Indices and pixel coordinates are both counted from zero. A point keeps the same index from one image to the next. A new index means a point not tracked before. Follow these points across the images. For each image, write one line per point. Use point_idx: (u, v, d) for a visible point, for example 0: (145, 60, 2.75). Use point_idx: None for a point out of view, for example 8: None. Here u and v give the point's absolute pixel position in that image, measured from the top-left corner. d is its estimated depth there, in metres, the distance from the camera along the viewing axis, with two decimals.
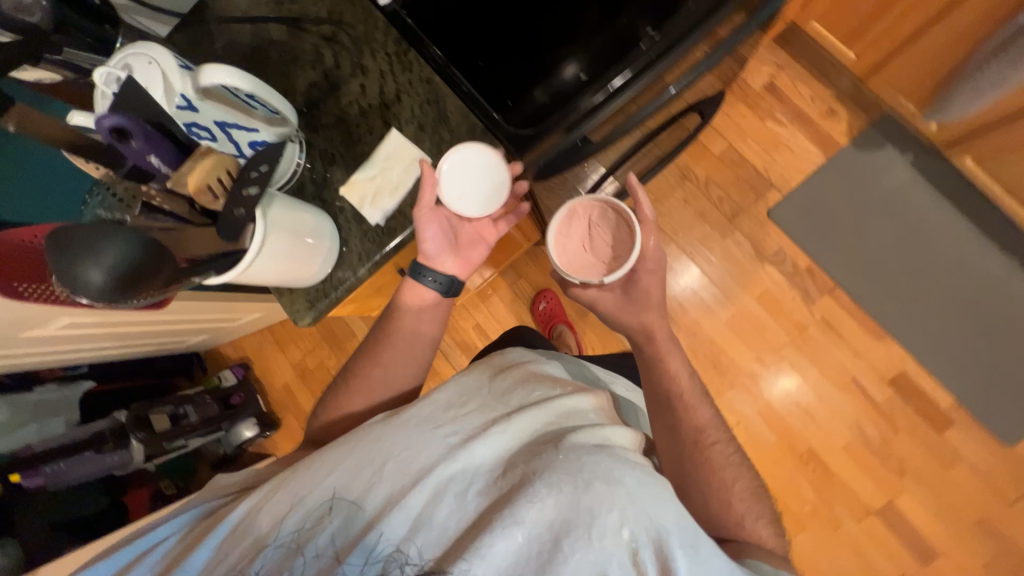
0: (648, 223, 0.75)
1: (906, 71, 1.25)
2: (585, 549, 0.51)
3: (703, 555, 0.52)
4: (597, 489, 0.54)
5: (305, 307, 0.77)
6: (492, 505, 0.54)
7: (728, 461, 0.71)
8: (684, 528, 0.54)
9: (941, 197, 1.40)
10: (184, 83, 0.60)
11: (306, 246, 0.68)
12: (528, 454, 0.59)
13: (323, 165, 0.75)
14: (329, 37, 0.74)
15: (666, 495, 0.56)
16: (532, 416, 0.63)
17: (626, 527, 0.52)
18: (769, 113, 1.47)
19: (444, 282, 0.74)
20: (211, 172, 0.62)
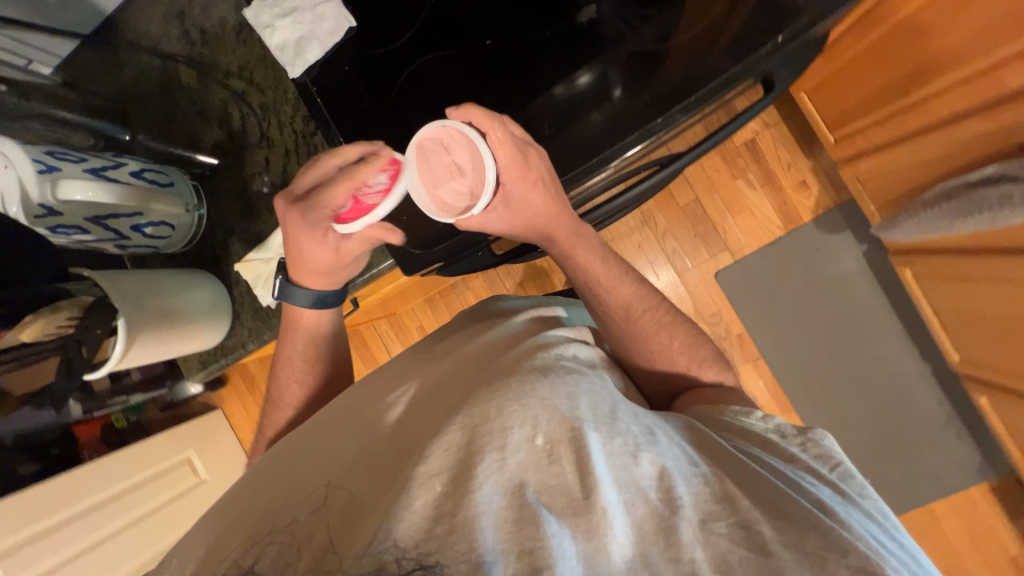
0: (492, 127, 0.53)
1: (877, 176, 1.07)
2: (503, 472, 0.40)
3: (618, 432, 0.45)
4: (502, 401, 0.45)
5: (197, 367, 0.79)
6: (407, 449, 0.46)
7: (659, 318, 0.66)
8: (599, 410, 0.46)
9: (880, 291, 1.32)
10: (40, 191, 0.50)
11: (193, 320, 0.68)
12: (445, 396, 0.50)
13: (223, 235, 0.72)
14: (239, 95, 0.68)
15: (580, 384, 0.49)
16: (461, 355, 0.58)
17: (531, 430, 0.43)
18: (744, 172, 1.32)
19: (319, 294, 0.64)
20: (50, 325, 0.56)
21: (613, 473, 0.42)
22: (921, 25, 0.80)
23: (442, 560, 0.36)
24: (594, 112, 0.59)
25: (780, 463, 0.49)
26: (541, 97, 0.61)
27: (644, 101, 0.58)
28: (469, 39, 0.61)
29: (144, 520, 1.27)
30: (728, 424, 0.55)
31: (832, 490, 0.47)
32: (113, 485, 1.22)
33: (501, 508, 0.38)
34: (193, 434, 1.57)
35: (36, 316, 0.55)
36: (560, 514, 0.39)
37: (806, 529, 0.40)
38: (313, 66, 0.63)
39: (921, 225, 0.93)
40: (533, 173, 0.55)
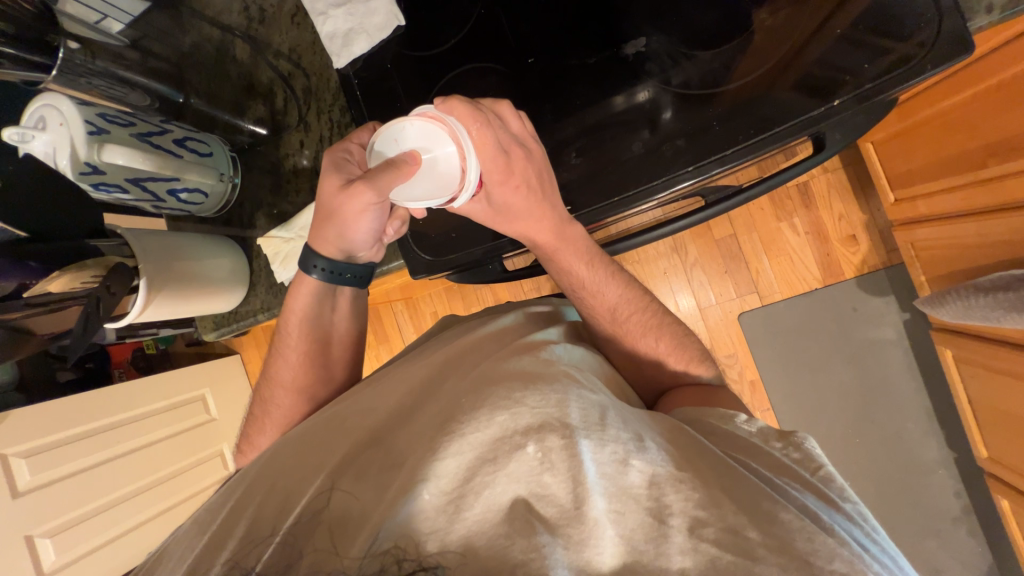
0: (476, 125, 0.52)
1: (937, 246, 0.99)
2: (500, 485, 0.39)
3: (610, 437, 0.42)
4: (489, 411, 0.42)
5: (211, 326, 0.86)
6: (401, 449, 0.44)
7: (644, 321, 0.64)
8: (589, 413, 0.43)
9: (912, 364, 1.25)
10: (87, 150, 0.54)
11: (209, 284, 0.75)
12: (433, 402, 0.49)
13: (251, 208, 0.76)
14: (286, 76, 0.72)
15: (571, 390, 0.45)
16: (453, 353, 0.56)
17: (519, 440, 0.40)
18: (790, 215, 1.25)
19: (335, 272, 0.64)
20: (76, 279, 0.63)
21: (604, 484, 0.40)
22: (1005, 99, 0.74)
23: (443, 562, 0.36)
24: (631, 141, 0.59)
25: (765, 469, 0.47)
26: (568, 123, 0.62)
27: (695, 138, 0.57)
28: (511, 55, 0.61)
29: (150, 447, 1.35)
30: (716, 428, 0.52)
31: (816, 497, 0.44)
32: (127, 411, 1.31)
33: (494, 522, 0.38)
34: (211, 373, 1.66)
35: (64, 271, 0.63)
36: (554, 528, 0.38)
37: (786, 543, 0.38)
38: (358, 59, 0.65)
39: (969, 311, 0.86)
40: (520, 176, 0.56)
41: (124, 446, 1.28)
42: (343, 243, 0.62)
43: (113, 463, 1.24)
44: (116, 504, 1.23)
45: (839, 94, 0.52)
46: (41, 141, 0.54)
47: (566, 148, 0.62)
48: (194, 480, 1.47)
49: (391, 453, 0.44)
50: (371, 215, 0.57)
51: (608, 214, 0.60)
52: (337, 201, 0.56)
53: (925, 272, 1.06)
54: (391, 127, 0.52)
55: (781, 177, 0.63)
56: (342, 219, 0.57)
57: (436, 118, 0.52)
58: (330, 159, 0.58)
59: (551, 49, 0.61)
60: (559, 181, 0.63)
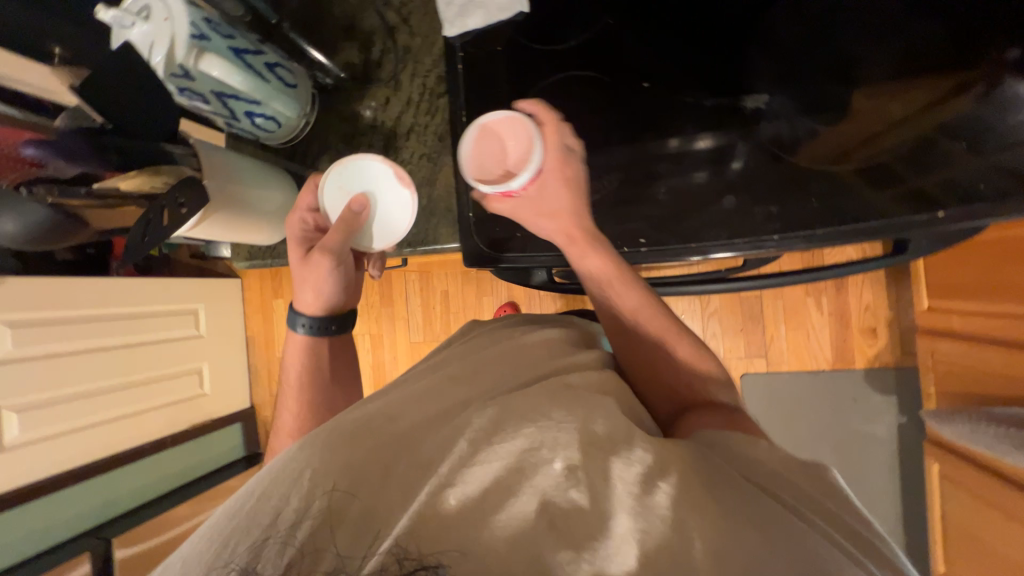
0: (551, 119, 0.60)
1: (955, 364, 1.01)
2: (524, 499, 0.39)
3: (637, 456, 0.42)
4: (516, 422, 0.43)
5: (244, 256, 0.83)
6: (424, 448, 0.44)
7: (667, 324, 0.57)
8: (614, 431, 0.43)
9: (894, 467, 1.27)
10: (185, 54, 0.52)
11: (257, 218, 0.71)
12: (452, 408, 0.49)
13: (318, 149, 0.75)
14: (389, 30, 0.72)
15: (598, 407, 0.46)
16: (467, 364, 0.57)
17: (548, 455, 0.41)
18: (818, 293, 1.27)
19: (316, 325, 0.68)
20: (144, 184, 0.56)
21: (631, 502, 0.39)
22: None
23: (444, 562, 0.35)
24: (726, 197, 0.60)
25: (820, 495, 0.42)
26: (673, 142, 0.62)
27: (787, 202, 0.60)
28: (632, 65, 0.62)
29: (134, 349, 1.33)
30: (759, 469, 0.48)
31: (856, 548, 0.38)
32: (122, 306, 1.30)
33: (518, 534, 0.37)
34: (209, 291, 1.63)
35: (141, 171, 0.55)
36: (579, 545, 0.37)
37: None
38: (469, 33, 0.63)
39: (974, 436, 0.87)
40: (566, 172, 0.60)
41: (111, 340, 1.27)
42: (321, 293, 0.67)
43: (93, 354, 1.22)
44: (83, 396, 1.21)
45: (949, 206, 0.54)
46: (140, 31, 0.52)
47: (659, 182, 0.62)
48: (169, 391, 1.46)
49: (410, 451, 0.44)
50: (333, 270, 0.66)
51: (680, 258, 0.60)
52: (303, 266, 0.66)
53: (935, 385, 1.07)
54: (330, 180, 0.66)
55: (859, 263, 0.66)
56: (311, 271, 0.66)
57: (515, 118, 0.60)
58: (290, 234, 0.70)
59: (670, 72, 0.62)
60: (638, 211, 0.62)
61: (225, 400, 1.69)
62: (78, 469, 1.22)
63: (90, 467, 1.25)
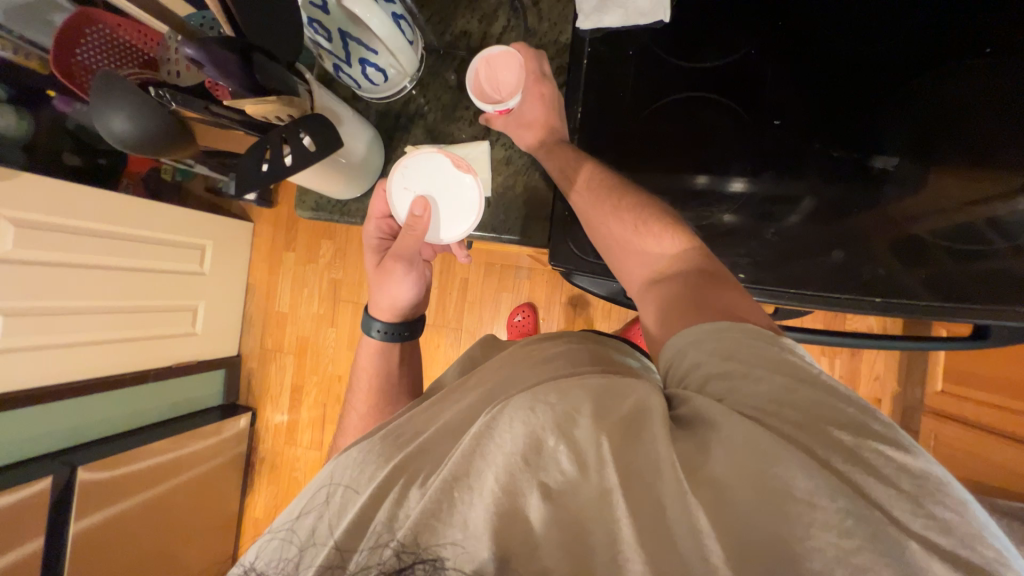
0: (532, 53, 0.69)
1: (958, 450, 1.04)
2: (517, 483, 0.41)
3: (622, 420, 0.43)
4: (504, 408, 0.45)
5: (309, 205, 0.78)
6: (434, 447, 0.47)
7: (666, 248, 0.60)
8: (604, 411, 0.44)
9: None
10: None
11: (337, 167, 0.66)
12: (459, 408, 0.51)
13: (415, 112, 0.73)
14: (516, 9, 0.71)
15: (586, 387, 0.47)
16: (481, 375, 0.58)
17: (540, 435, 0.42)
18: (832, 355, 1.30)
19: (390, 331, 0.73)
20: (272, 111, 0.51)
21: (617, 461, 0.40)
22: None
23: (444, 553, 0.38)
24: (837, 250, 0.66)
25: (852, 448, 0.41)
26: (790, 179, 0.68)
27: (887, 264, 0.66)
28: (761, 104, 0.68)
29: (138, 273, 1.27)
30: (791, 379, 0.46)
31: (847, 457, 0.38)
32: (133, 226, 1.23)
33: (518, 521, 0.39)
34: (222, 229, 1.57)
35: (276, 99, 0.50)
36: (583, 528, 0.38)
37: (814, 499, 0.35)
38: (602, 29, 0.68)
39: None
40: (542, 90, 0.70)
41: (118, 259, 1.21)
42: (393, 299, 0.72)
43: (96, 270, 1.16)
44: (74, 312, 1.13)
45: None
46: None
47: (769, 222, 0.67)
48: (161, 323, 1.39)
49: (425, 454, 0.46)
50: (407, 278, 0.71)
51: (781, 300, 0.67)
52: (378, 273, 0.72)
53: None
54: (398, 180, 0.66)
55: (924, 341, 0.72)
56: (388, 279, 0.71)
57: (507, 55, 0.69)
58: (367, 240, 0.74)
59: (800, 120, 0.68)
60: (747, 247, 0.67)
61: (215, 343, 1.62)
62: (55, 387, 1.15)
63: (68, 387, 1.18)
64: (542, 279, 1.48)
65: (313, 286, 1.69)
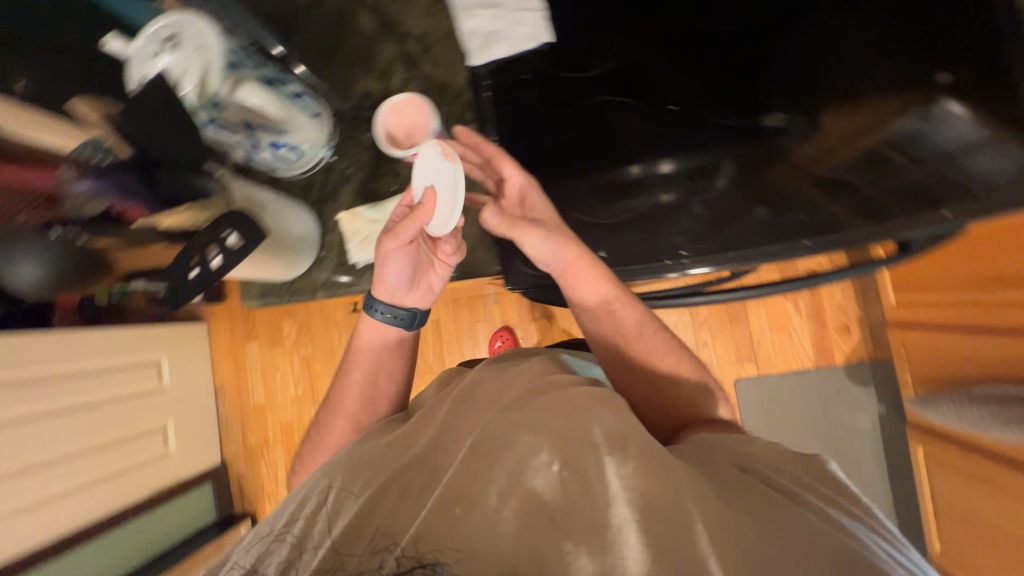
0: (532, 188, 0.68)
1: (931, 355, 1.10)
2: (519, 495, 0.42)
3: (632, 450, 0.45)
4: (514, 433, 0.47)
5: (256, 294, 0.76)
6: (435, 468, 0.47)
7: (660, 351, 0.67)
8: (613, 432, 0.46)
9: (881, 457, 1.35)
10: (224, 85, 0.51)
11: (270, 250, 0.65)
12: (455, 430, 0.53)
13: (338, 179, 0.74)
14: (410, 60, 0.73)
15: (591, 410, 0.49)
16: (468, 395, 0.60)
17: (544, 456, 0.44)
18: (795, 297, 1.36)
19: (393, 315, 0.69)
20: (187, 220, 0.56)
21: (628, 494, 0.41)
22: (1011, 241, 0.87)
23: (443, 560, 0.38)
24: (757, 209, 0.75)
25: (807, 493, 0.48)
26: (692, 153, 0.81)
27: (794, 206, 0.75)
28: (655, 100, 0.79)
29: (91, 410, 1.18)
30: (747, 449, 0.54)
31: (839, 516, 0.45)
32: (75, 362, 1.15)
33: (517, 531, 0.40)
34: (174, 339, 1.49)
35: (189, 207, 0.55)
36: (578, 539, 0.39)
37: (822, 555, 0.40)
38: (494, 61, 0.71)
39: (964, 417, 0.94)
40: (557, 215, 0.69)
41: (66, 400, 1.12)
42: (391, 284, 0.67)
43: (44, 420, 1.07)
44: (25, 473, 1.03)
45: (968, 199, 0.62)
46: (167, 58, 0.49)
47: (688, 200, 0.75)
48: (130, 454, 1.29)
49: (424, 472, 0.47)
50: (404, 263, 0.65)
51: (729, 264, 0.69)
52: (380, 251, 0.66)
53: (913, 374, 1.16)
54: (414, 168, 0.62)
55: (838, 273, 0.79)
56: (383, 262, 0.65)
57: (400, 102, 0.66)
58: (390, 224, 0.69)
59: (688, 104, 0.81)
60: (682, 224, 0.74)
61: (194, 457, 1.52)
62: (18, 562, 1.03)
63: (34, 557, 1.07)
64: (511, 299, 1.49)
65: (286, 369, 1.64)
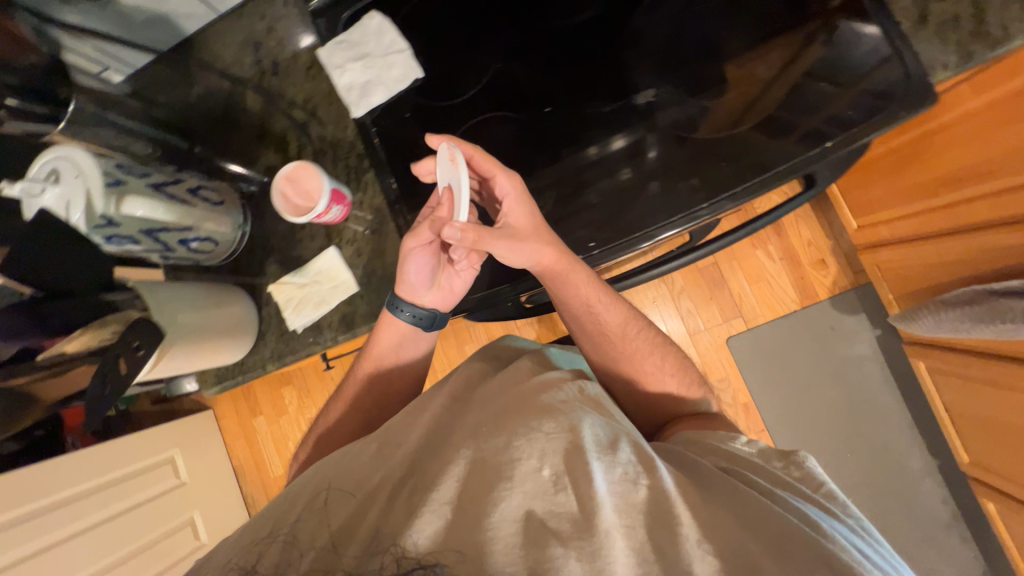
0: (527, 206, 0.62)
1: (905, 268, 1.05)
2: (514, 499, 0.42)
3: (621, 460, 0.46)
4: (511, 437, 0.47)
5: (212, 380, 0.78)
6: (435, 470, 0.47)
7: (649, 342, 0.69)
8: (600, 438, 0.48)
9: (891, 379, 1.32)
10: (106, 203, 0.54)
11: (207, 339, 0.69)
12: (451, 432, 0.52)
13: (261, 253, 0.76)
14: (300, 124, 0.75)
15: (582, 417, 0.50)
16: (458, 394, 0.59)
17: (537, 465, 0.45)
18: (764, 243, 1.35)
19: (416, 314, 0.67)
20: (89, 342, 0.61)
21: (617, 501, 0.43)
22: (952, 139, 0.83)
23: (444, 562, 0.39)
24: None
25: (767, 483, 0.50)
26: None
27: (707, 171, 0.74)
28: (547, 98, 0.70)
29: (118, 518, 1.21)
30: (716, 447, 0.56)
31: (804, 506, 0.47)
32: (94, 477, 1.18)
33: (510, 535, 0.41)
34: (182, 432, 1.52)
35: (86, 329, 0.60)
36: (566, 541, 0.40)
37: (788, 548, 0.41)
38: (376, 109, 0.68)
39: (944, 323, 0.91)
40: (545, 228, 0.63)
41: (95, 517, 1.15)
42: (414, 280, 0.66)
43: (80, 537, 1.10)
44: None
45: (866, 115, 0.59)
46: (52, 195, 0.54)
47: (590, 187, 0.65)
48: (165, 553, 1.32)
49: (424, 474, 0.48)
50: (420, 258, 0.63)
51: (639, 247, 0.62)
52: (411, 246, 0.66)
53: (894, 291, 1.12)
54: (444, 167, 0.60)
55: (775, 214, 0.72)
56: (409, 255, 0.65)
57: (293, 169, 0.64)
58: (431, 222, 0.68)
59: None
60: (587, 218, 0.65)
61: None
62: None
63: None
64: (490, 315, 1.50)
65: (295, 435, 1.66)
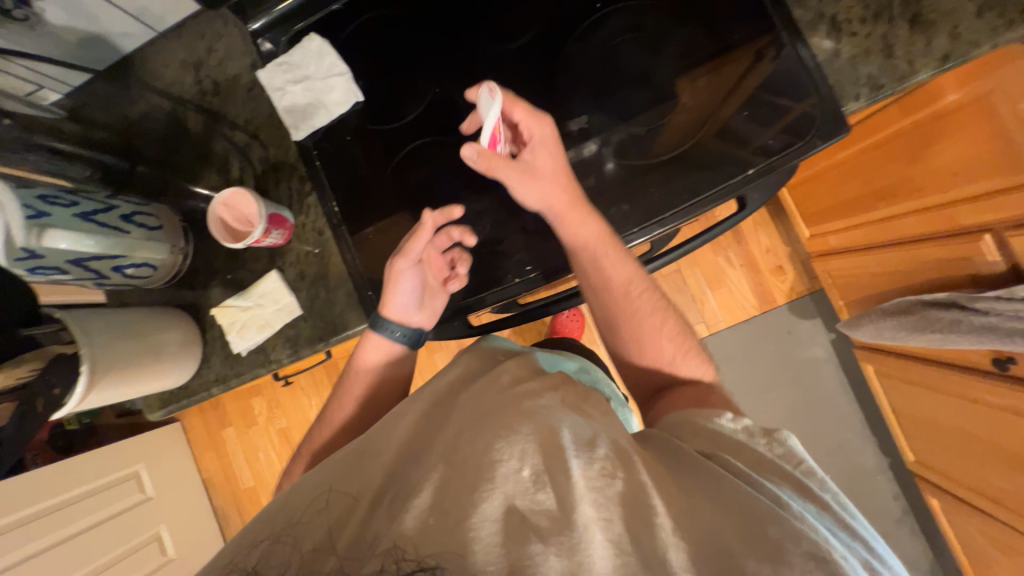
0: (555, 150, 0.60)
1: (850, 276, 1.09)
2: (494, 501, 0.40)
3: (599, 456, 0.43)
4: (490, 440, 0.44)
5: (156, 404, 0.78)
6: (415, 475, 0.45)
7: (656, 305, 0.65)
8: (581, 436, 0.45)
9: (845, 380, 1.37)
10: (25, 236, 0.55)
11: (145, 365, 0.71)
12: (430, 437, 0.50)
13: (205, 275, 0.76)
14: (242, 146, 0.75)
15: (560, 417, 0.47)
16: (441, 396, 0.56)
17: (517, 466, 0.42)
18: (724, 250, 1.38)
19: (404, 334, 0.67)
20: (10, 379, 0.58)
21: (595, 496, 0.40)
22: (897, 151, 0.85)
23: (441, 564, 0.37)
24: None
25: (746, 467, 0.46)
26: None
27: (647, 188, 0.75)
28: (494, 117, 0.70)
29: (74, 539, 1.18)
30: (700, 428, 0.51)
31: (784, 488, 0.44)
32: (48, 498, 1.15)
33: (490, 536, 0.38)
34: (148, 446, 1.48)
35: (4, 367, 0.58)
36: (546, 538, 0.38)
37: (768, 538, 0.38)
38: (318, 130, 0.69)
39: (883, 331, 0.95)
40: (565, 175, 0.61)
41: (49, 538, 1.12)
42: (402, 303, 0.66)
43: (36, 558, 1.08)
44: None
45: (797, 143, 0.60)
46: None
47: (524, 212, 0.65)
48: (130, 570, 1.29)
49: (402, 479, 0.45)
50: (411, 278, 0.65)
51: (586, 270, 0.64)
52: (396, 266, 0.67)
53: (842, 297, 1.16)
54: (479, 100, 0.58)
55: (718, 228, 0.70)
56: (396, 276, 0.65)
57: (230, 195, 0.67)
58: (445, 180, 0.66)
59: None
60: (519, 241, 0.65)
61: (196, 554, 1.52)
62: None
63: None
64: None
65: (266, 447, 1.64)
